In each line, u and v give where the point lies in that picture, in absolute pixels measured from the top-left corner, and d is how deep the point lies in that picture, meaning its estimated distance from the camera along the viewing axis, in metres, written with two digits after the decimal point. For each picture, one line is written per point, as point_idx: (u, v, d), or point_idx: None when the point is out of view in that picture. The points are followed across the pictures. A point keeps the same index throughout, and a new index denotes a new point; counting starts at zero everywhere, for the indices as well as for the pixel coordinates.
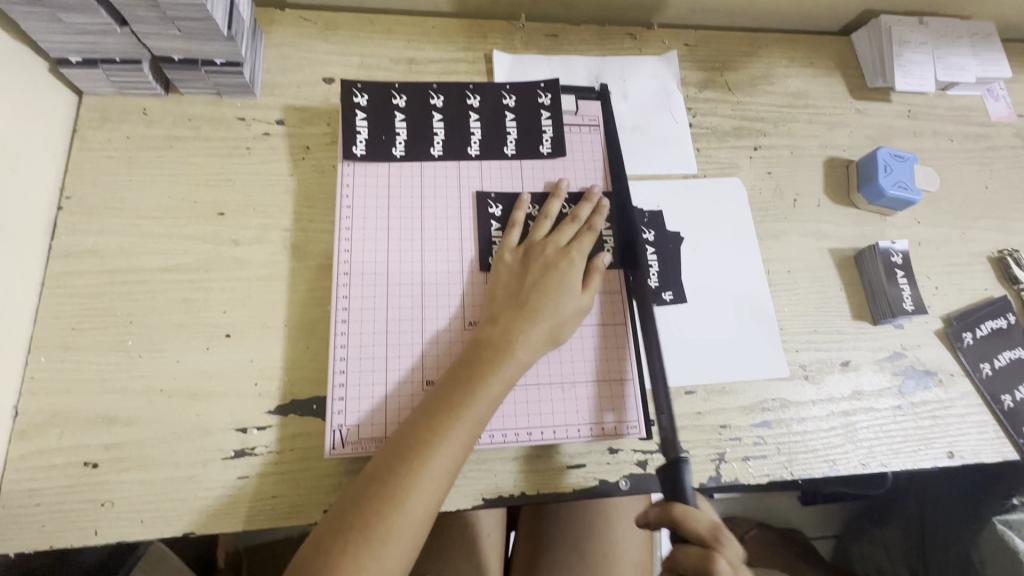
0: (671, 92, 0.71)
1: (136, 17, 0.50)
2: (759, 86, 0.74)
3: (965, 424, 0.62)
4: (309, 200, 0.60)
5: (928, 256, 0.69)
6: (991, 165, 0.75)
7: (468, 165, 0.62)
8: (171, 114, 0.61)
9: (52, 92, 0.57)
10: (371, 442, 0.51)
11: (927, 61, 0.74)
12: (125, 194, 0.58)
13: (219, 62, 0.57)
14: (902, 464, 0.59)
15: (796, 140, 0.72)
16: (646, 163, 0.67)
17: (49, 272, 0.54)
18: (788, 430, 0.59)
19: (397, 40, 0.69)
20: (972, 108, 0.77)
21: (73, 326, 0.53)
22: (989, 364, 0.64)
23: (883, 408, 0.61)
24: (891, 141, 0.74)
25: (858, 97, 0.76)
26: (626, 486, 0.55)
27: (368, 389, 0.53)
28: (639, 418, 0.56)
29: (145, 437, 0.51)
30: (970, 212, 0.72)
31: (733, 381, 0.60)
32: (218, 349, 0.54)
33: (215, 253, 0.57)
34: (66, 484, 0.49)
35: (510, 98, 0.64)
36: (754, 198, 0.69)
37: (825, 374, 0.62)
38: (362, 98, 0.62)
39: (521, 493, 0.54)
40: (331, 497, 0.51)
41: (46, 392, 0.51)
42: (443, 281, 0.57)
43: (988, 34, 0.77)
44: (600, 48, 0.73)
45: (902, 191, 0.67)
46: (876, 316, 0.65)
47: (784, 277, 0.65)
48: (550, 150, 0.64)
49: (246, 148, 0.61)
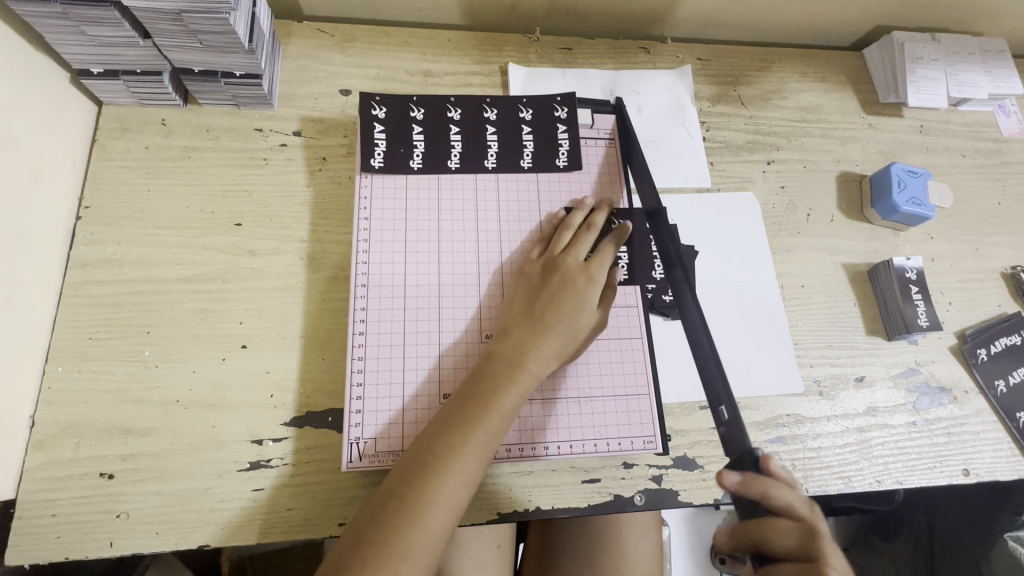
0: (685, 106, 0.71)
1: (159, 30, 0.50)
2: (772, 101, 0.75)
3: (980, 442, 0.61)
4: (326, 211, 0.61)
5: (941, 272, 0.69)
6: (1003, 181, 0.75)
7: (484, 178, 0.62)
8: (190, 125, 0.62)
9: (73, 102, 0.57)
10: (388, 456, 0.51)
11: (938, 77, 0.74)
12: (143, 205, 0.58)
13: (238, 74, 0.58)
14: (918, 481, 0.59)
15: (808, 154, 0.72)
16: (659, 176, 0.67)
17: (66, 281, 0.55)
18: (803, 446, 0.59)
19: (413, 52, 0.69)
20: (984, 124, 0.78)
21: (90, 336, 0.53)
22: (1004, 382, 0.64)
23: (897, 425, 0.61)
24: (904, 156, 0.74)
25: (870, 112, 0.76)
26: (641, 501, 0.55)
27: (386, 401, 0.53)
28: (656, 433, 0.56)
29: (161, 448, 0.51)
30: (982, 228, 0.72)
31: (748, 396, 0.60)
32: (234, 360, 0.54)
33: (232, 264, 0.57)
34: (82, 495, 0.48)
35: (527, 111, 0.64)
36: (768, 213, 0.69)
37: (840, 390, 0.62)
38: (380, 110, 0.62)
39: (536, 508, 0.53)
40: (347, 510, 0.51)
41: (63, 403, 0.51)
42: (459, 295, 0.57)
43: (1000, 51, 0.78)
44: (614, 62, 0.73)
45: (915, 207, 0.67)
46: (890, 332, 0.64)
47: (798, 292, 0.65)
48: (566, 163, 0.64)
49: (263, 159, 0.62)
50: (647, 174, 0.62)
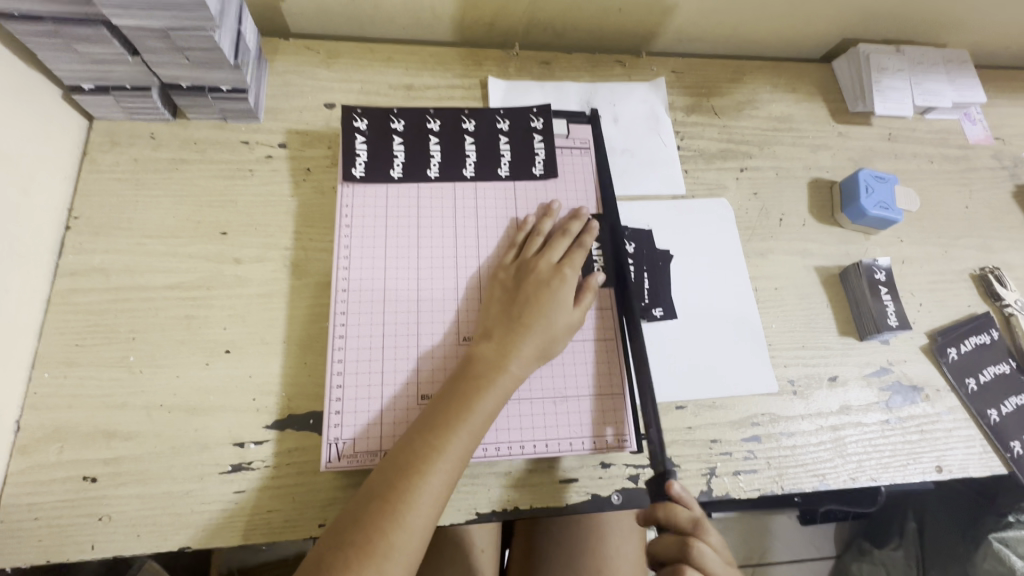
0: (660, 116, 0.74)
1: (148, 48, 0.52)
2: (744, 111, 0.77)
3: (952, 438, 0.63)
4: (310, 220, 0.62)
5: (912, 274, 0.71)
6: (971, 186, 0.77)
7: (463, 186, 0.64)
8: (178, 138, 0.64)
9: (64, 116, 0.59)
10: (367, 456, 0.52)
11: (904, 86, 0.77)
12: (131, 215, 0.60)
13: (225, 89, 0.60)
14: (892, 478, 0.60)
15: (780, 162, 0.75)
16: (635, 184, 0.70)
17: (54, 289, 0.56)
18: (778, 444, 0.60)
19: (396, 67, 0.72)
20: (950, 131, 0.80)
21: (76, 342, 0.54)
22: (975, 379, 0.65)
23: (871, 423, 0.62)
24: (873, 162, 0.77)
25: (840, 121, 0.79)
26: (618, 501, 0.56)
27: (365, 402, 0.54)
28: (631, 431, 0.57)
29: (144, 451, 0.51)
30: (951, 231, 0.74)
31: (723, 396, 0.61)
32: (217, 365, 0.55)
33: (217, 272, 0.59)
34: (64, 499, 0.49)
35: (504, 122, 0.67)
36: (741, 218, 0.71)
37: (813, 389, 0.63)
38: (362, 122, 0.64)
39: (513, 508, 0.54)
40: (326, 511, 0.52)
41: (48, 408, 0.52)
42: (437, 300, 0.59)
43: (962, 61, 0.81)
44: (590, 75, 0.76)
45: (883, 211, 0.69)
46: (862, 332, 0.66)
47: (771, 294, 0.67)
48: (542, 171, 0.66)
49: (249, 170, 0.64)
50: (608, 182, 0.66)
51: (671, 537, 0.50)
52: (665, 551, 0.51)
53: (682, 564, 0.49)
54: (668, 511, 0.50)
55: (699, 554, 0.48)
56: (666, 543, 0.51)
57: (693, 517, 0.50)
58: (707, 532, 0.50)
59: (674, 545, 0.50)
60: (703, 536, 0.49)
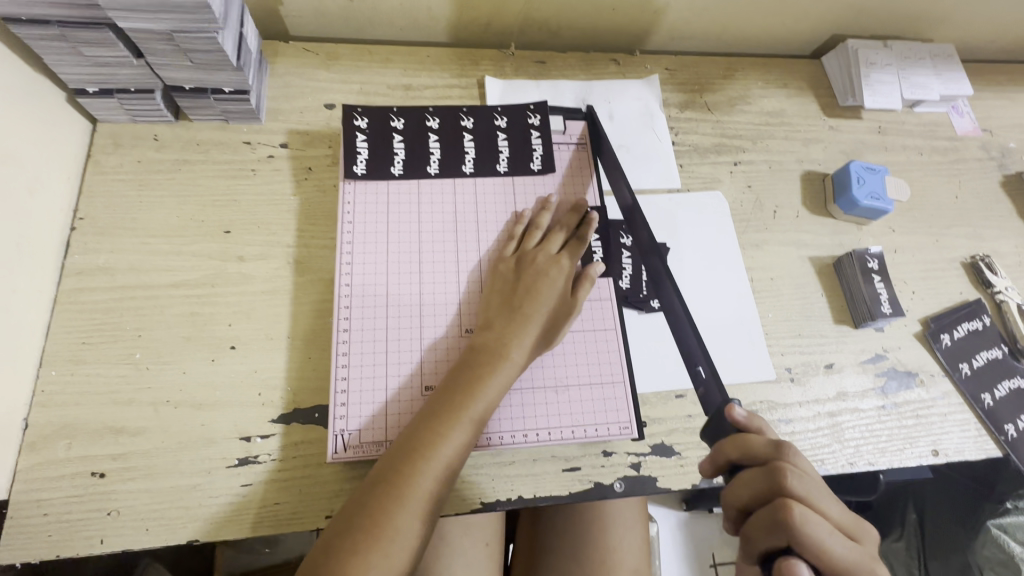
0: (654, 113, 0.75)
1: (152, 50, 0.53)
2: (736, 106, 0.79)
3: (948, 423, 0.64)
4: (312, 218, 0.63)
5: (904, 263, 0.72)
6: (960, 176, 0.79)
7: (462, 182, 0.65)
8: (181, 139, 0.65)
9: (69, 119, 0.60)
10: (372, 446, 0.53)
11: (892, 80, 0.79)
12: (135, 215, 0.61)
13: (227, 90, 0.61)
14: (889, 462, 0.61)
15: (773, 155, 0.76)
16: (631, 178, 0.71)
17: (60, 289, 0.57)
18: (777, 430, 0.61)
19: (394, 68, 0.73)
20: (939, 124, 0.82)
21: (83, 340, 0.55)
22: (968, 365, 0.66)
23: (867, 408, 0.63)
24: (864, 155, 0.78)
25: (831, 116, 0.80)
26: (621, 488, 0.56)
27: (369, 394, 0.55)
28: (632, 419, 0.57)
29: (151, 447, 0.52)
30: (941, 221, 0.75)
31: (722, 384, 0.62)
32: (223, 361, 0.56)
33: (222, 269, 0.60)
34: (73, 494, 0.50)
35: (502, 119, 0.68)
36: (735, 210, 0.72)
37: (810, 377, 0.64)
38: (362, 122, 0.65)
39: (518, 497, 0.55)
40: (333, 503, 0.52)
41: (56, 405, 0.53)
42: (440, 292, 0.60)
43: (949, 56, 0.82)
44: (585, 73, 0.77)
45: (875, 201, 0.70)
46: (857, 320, 0.67)
47: (767, 284, 0.68)
48: (540, 167, 0.67)
49: (251, 170, 0.65)
50: (613, 157, 0.65)
51: (753, 474, 0.44)
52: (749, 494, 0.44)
53: (777, 498, 0.43)
54: (747, 444, 0.45)
55: (795, 477, 0.43)
56: (745, 484, 0.44)
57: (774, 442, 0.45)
58: (793, 454, 0.44)
59: (761, 481, 0.44)
60: (791, 458, 0.44)
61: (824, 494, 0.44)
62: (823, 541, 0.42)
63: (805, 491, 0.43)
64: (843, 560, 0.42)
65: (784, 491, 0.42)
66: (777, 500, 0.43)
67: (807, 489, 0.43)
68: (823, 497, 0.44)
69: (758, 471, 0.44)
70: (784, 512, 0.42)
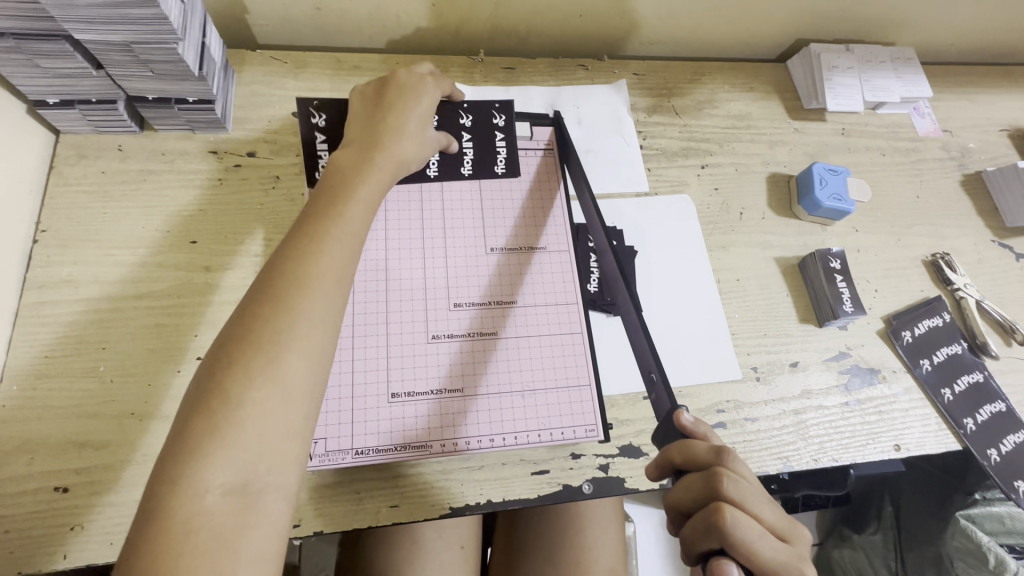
0: (622, 117, 0.76)
1: (112, 61, 0.53)
2: (703, 110, 0.80)
3: (910, 418, 0.65)
4: (279, 226, 0.63)
5: (867, 262, 0.73)
6: (921, 176, 0.81)
7: (428, 187, 0.66)
8: (146, 149, 0.65)
9: (30, 131, 0.60)
10: (339, 454, 0.53)
11: (855, 84, 0.81)
12: (99, 226, 0.60)
13: (191, 100, 0.61)
14: (853, 458, 0.62)
15: (739, 158, 0.77)
16: (599, 182, 0.72)
17: (22, 303, 0.56)
18: (743, 429, 0.62)
19: (363, 75, 0.73)
20: (901, 125, 0.84)
21: (45, 354, 0.55)
22: (929, 360, 0.68)
23: (831, 405, 0.64)
24: (828, 156, 0.80)
25: (796, 118, 0.82)
26: (589, 489, 0.57)
27: (335, 403, 0.54)
28: (597, 422, 0.58)
29: (115, 460, 0.52)
30: (903, 220, 0.77)
31: (688, 384, 0.63)
32: (188, 372, 0.56)
33: (188, 280, 0.60)
34: (35, 509, 0.49)
35: (467, 118, 0.67)
36: (703, 213, 0.73)
37: (776, 375, 0.65)
38: (319, 118, 0.65)
39: (486, 501, 0.55)
40: (301, 511, 0.52)
41: (17, 420, 0.52)
42: (405, 299, 0.60)
43: (909, 58, 0.85)
44: (554, 79, 0.78)
45: (837, 202, 0.72)
46: (821, 319, 0.69)
47: (733, 285, 0.69)
48: (504, 170, 0.68)
49: (218, 179, 0.64)
50: (578, 163, 0.65)
51: (693, 477, 0.45)
52: (688, 497, 0.45)
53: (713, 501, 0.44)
54: (688, 449, 0.46)
55: (731, 481, 0.44)
56: (686, 488, 0.46)
57: (716, 447, 0.46)
58: (733, 460, 0.45)
59: (699, 485, 0.45)
60: (730, 464, 0.45)
61: (761, 500, 0.45)
62: (753, 545, 0.42)
63: (740, 496, 0.44)
64: (773, 564, 0.42)
65: (718, 494, 0.43)
66: (711, 503, 0.44)
67: (743, 493, 0.44)
68: (758, 503, 0.44)
69: (698, 474, 0.45)
70: (714, 515, 0.43)
